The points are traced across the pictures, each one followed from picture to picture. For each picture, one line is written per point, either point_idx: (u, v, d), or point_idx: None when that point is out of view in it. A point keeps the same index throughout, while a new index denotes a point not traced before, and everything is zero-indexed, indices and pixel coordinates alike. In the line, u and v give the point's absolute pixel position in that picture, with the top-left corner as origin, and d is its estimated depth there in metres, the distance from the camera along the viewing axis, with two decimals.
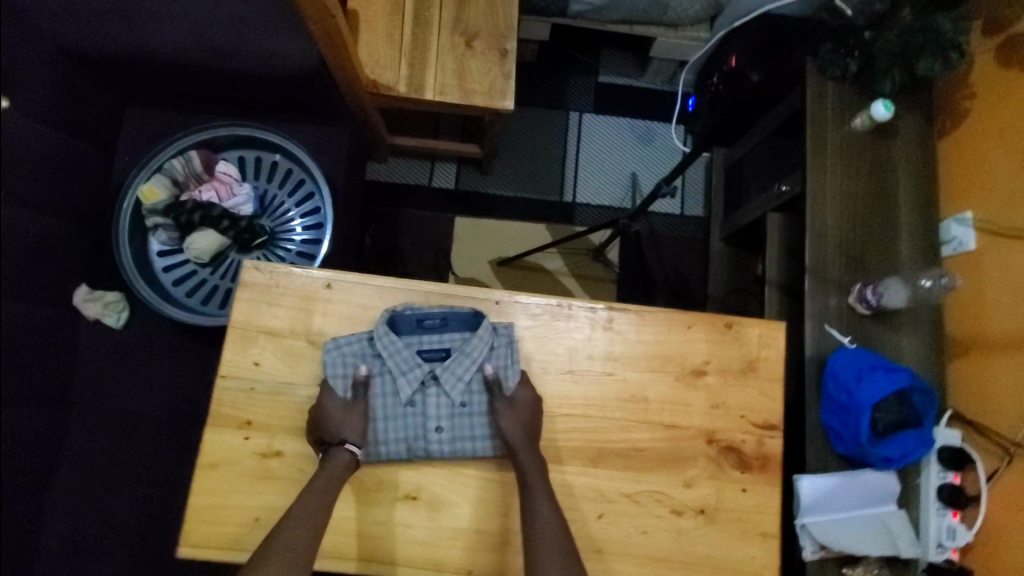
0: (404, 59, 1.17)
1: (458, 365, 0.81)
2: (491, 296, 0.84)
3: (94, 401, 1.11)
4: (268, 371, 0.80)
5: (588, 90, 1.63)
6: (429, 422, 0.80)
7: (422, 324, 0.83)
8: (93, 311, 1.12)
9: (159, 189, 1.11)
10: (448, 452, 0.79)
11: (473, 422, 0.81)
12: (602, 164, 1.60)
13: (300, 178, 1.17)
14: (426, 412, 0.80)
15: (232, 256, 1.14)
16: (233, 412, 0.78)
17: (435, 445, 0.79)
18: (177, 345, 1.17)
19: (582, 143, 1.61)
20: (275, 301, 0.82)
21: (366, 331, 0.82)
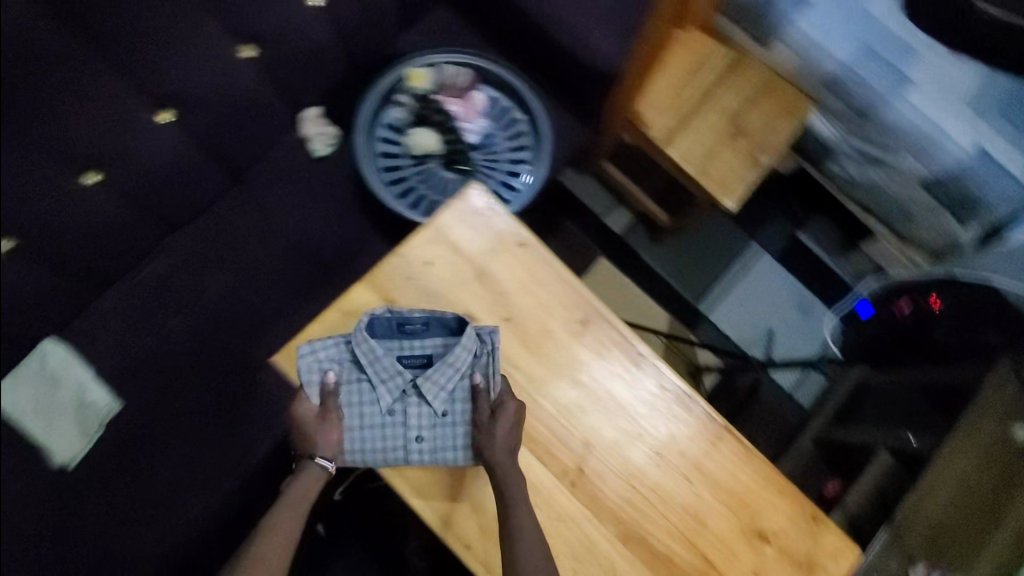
0: (673, 113, 1.24)
1: (438, 377, 0.81)
2: (635, 346, 0.83)
3: (257, 195, 1.22)
4: (430, 274, 0.83)
5: (784, 237, 1.64)
6: (408, 432, 0.83)
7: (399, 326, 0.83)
8: (310, 132, 1.23)
9: (425, 79, 1.21)
10: (427, 461, 0.83)
11: (446, 432, 0.83)
12: (750, 303, 1.61)
13: (526, 146, 1.26)
14: (405, 423, 0.83)
15: (434, 165, 1.24)
16: (385, 285, 0.83)
17: (414, 454, 0.82)
18: (338, 193, 1.23)
19: (747, 274, 1.62)
20: (472, 223, 0.85)
21: (343, 336, 0.83)
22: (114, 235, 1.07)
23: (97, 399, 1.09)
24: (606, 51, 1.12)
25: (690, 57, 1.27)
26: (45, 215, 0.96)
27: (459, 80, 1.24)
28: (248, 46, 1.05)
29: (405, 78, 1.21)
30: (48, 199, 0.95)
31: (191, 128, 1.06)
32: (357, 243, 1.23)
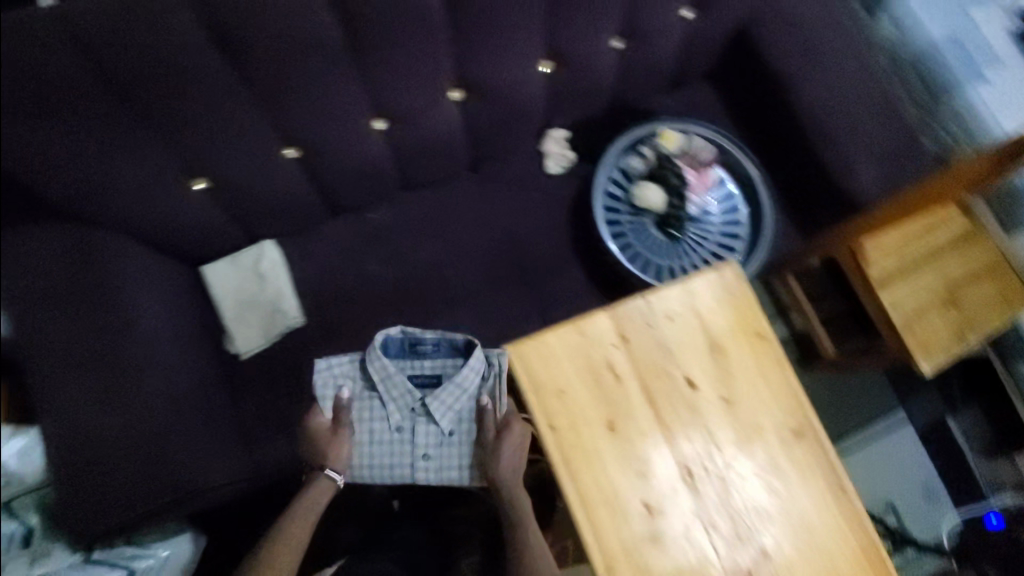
0: (896, 257, 1.24)
1: (449, 398, 1.17)
2: (843, 482, 0.83)
3: (485, 187, 1.32)
4: (672, 329, 0.85)
5: (933, 416, 1.57)
6: (415, 449, 1.17)
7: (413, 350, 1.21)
8: (552, 148, 1.31)
9: (676, 142, 1.26)
10: (437, 476, 1.18)
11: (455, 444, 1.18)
12: (865, 466, 1.58)
13: (739, 237, 1.28)
14: (417, 434, 1.18)
15: (647, 221, 1.27)
16: (626, 322, 0.85)
17: (422, 470, 1.16)
18: (553, 216, 1.31)
19: (873, 436, 1.60)
20: (726, 300, 0.87)
21: (354, 358, 1.19)
22: (369, 174, 1.19)
23: (290, 312, 1.20)
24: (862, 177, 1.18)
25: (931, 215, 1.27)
26: (338, 139, 1.08)
27: (703, 153, 1.27)
28: (549, 63, 1.16)
29: (659, 135, 1.26)
30: (348, 127, 1.07)
31: (472, 111, 1.17)
32: (556, 265, 1.30)
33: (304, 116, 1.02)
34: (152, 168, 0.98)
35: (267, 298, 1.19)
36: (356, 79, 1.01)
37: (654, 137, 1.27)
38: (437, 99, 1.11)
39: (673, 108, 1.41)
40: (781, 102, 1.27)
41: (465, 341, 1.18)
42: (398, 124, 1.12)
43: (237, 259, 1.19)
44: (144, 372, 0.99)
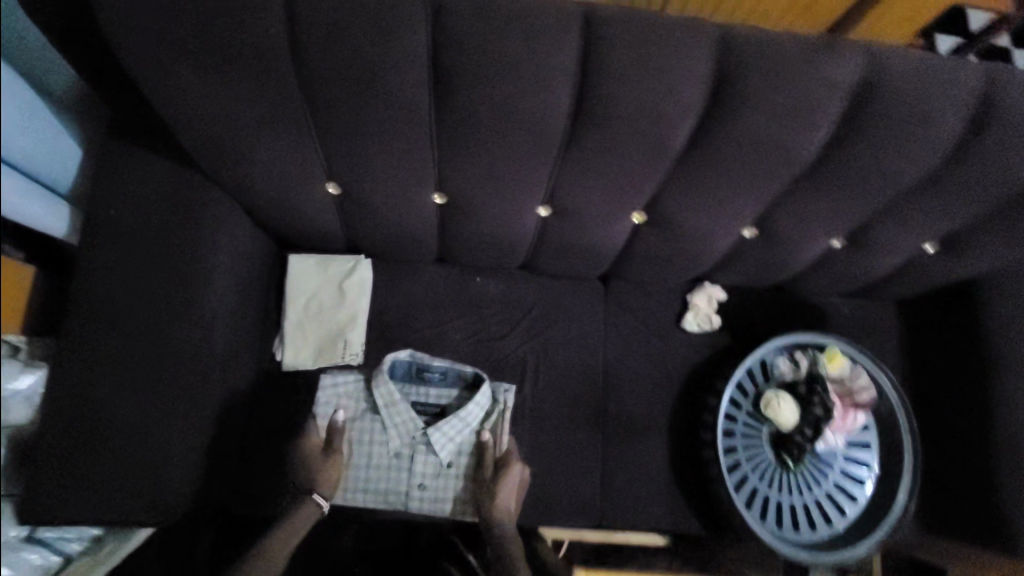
0: None
1: (451, 428, 1.02)
2: None
3: (608, 306, 1.15)
4: None
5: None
6: (411, 479, 1.03)
7: (419, 374, 1.06)
8: (701, 307, 1.12)
9: (839, 368, 1.07)
10: (430, 507, 1.03)
11: (452, 478, 1.04)
12: None
13: (856, 503, 1.07)
14: (414, 465, 1.03)
15: (763, 432, 1.08)
16: None
17: (417, 499, 1.02)
18: (667, 375, 1.12)
19: None
20: None
21: (354, 377, 1.04)
22: (501, 246, 1.04)
23: (354, 347, 1.06)
24: None
25: None
26: (492, 206, 0.93)
27: (859, 395, 1.07)
28: (753, 230, 0.98)
29: (824, 351, 1.09)
30: (510, 201, 0.92)
31: (641, 238, 1.01)
32: (638, 422, 1.10)
33: (471, 175, 0.87)
34: (295, 157, 0.85)
35: (337, 319, 1.07)
36: (545, 167, 0.85)
37: (817, 351, 1.09)
38: (614, 214, 0.94)
39: (845, 316, 1.20)
40: (982, 381, 1.05)
41: (475, 374, 1.05)
42: (559, 218, 0.96)
43: (327, 265, 1.07)
44: (184, 355, 0.87)
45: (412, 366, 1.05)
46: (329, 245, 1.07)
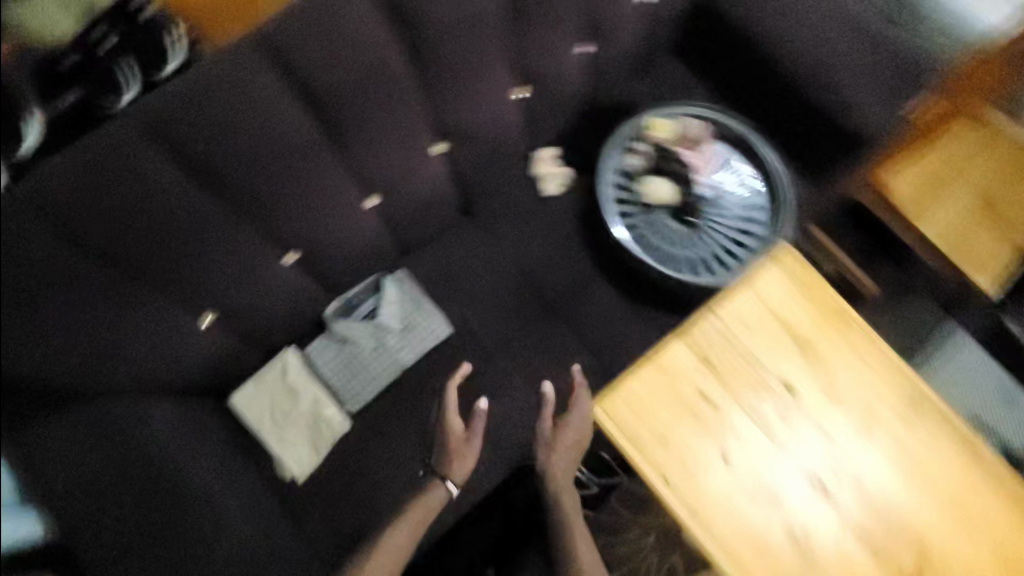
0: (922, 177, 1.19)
1: (387, 306, 1.16)
2: None
3: (486, 226, 1.24)
4: None
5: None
6: (392, 351, 1.16)
7: (349, 305, 1.17)
8: (542, 171, 1.24)
9: (666, 127, 1.20)
10: (418, 355, 1.17)
11: (417, 335, 1.17)
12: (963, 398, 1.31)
13: (759, 203, 1.21)
14: (387, 346, 1.15)
15: (662, 214, 1.19)
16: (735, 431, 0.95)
17: (405, 358, 1.16)
18: (565, 234, 1.24)
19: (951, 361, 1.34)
20: None
21: (322, 336, 1.16)
22: (369, 253, 1.11)
23: (333, 414, 1.12)
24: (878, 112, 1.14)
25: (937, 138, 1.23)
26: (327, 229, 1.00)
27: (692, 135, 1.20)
28: (524, 88, 1.08)
29: (649, 125, 1.20)
30: (338, 213, 0.99)
31: (459, 159, 1.10)
32: (578, 285, 1.22)
33: (290, 216, 0.94)
34: (152, 316, 0.89)
35: (303, 409, 1.11)
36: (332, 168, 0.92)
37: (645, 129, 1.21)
38: (415, 157, 1.03)
39: (650, 92, 1.33)
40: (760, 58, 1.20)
41: (377, 276, 1.18)
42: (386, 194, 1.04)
43: (262, 377, 1.11)
44: (193, 509, 0.90)
45: (341, 304, 1.16)
46: (250, 366, 1.11)
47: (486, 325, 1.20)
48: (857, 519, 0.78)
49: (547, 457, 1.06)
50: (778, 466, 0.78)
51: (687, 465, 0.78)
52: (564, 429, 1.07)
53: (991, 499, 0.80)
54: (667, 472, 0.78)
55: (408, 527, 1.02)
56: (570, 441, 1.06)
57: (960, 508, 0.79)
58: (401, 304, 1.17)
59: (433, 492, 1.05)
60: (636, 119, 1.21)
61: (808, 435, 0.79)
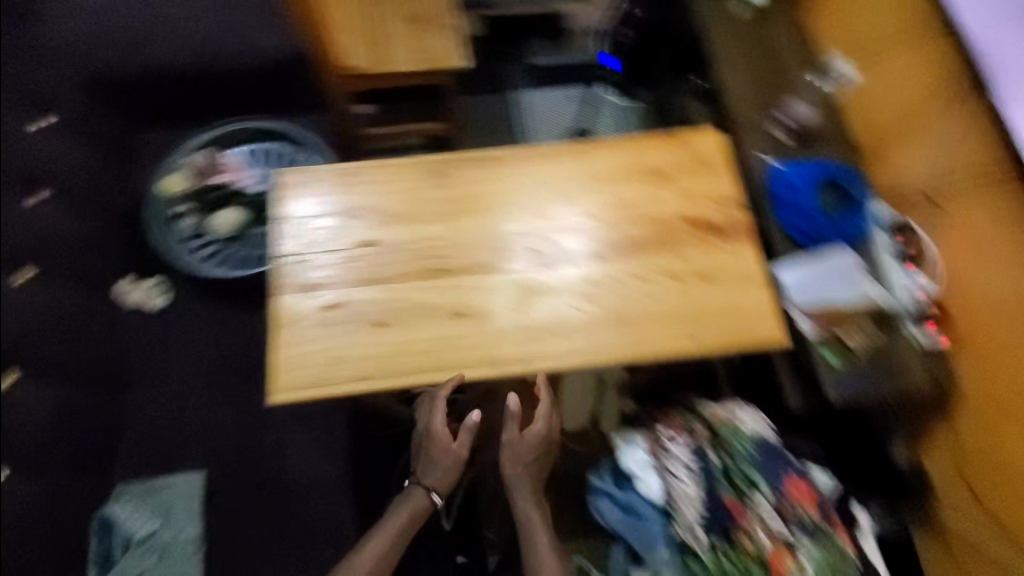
0: (365, 41, 1.32)
1: (135, 518, 1.11)
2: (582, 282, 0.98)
3: (161, 369, 1.26)
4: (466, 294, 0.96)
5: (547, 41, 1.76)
6: (179, 539, 1.11)
7: (105, 557, 1.07)
8: (139, 296, 1.27)
9: (177, 181, 1.27)
10: (203, 516, 1.15)
11: (184, 505, 1.14)
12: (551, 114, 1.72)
13: (294, 157, 1.35)
14: (170, 540, 1.11)
15: (247, 231, 1.29)
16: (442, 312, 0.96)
17: (195, 530, 1.13)
18: (211, 313, 1.29)
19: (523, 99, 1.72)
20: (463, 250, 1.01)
21: None
22: (68, 499, 1.04)
23: None
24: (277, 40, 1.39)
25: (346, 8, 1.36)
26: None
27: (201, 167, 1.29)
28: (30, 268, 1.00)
29: (165, 192, 1.27)
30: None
31: (46, 362, 1.01)
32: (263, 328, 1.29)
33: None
34: None
35: None
36: None
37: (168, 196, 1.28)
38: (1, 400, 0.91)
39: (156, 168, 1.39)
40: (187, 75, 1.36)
41: (100, 515, 1.10)
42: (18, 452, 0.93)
43: None
44: None
45: (96, 564, 1.06)
46: None
47: (234, 424, 1.22)
48: (487, 263, 0.93)
49: (515, 471, 0.99)
50: (410, 290, 0.90)
51: (356, 353, 0.86)
52: (533, 444, 0.99)
53: (549, 169, 0.99)
54: (351, 369, 0.85)
55: (389, 535, 0.99)
56: (528, 461, 1.00)
57: (536, 194, 0.97)
58: (138, 505, 1.12)
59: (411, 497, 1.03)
60: (154, 197, 1.27)
61: (408, 253, 0.92)
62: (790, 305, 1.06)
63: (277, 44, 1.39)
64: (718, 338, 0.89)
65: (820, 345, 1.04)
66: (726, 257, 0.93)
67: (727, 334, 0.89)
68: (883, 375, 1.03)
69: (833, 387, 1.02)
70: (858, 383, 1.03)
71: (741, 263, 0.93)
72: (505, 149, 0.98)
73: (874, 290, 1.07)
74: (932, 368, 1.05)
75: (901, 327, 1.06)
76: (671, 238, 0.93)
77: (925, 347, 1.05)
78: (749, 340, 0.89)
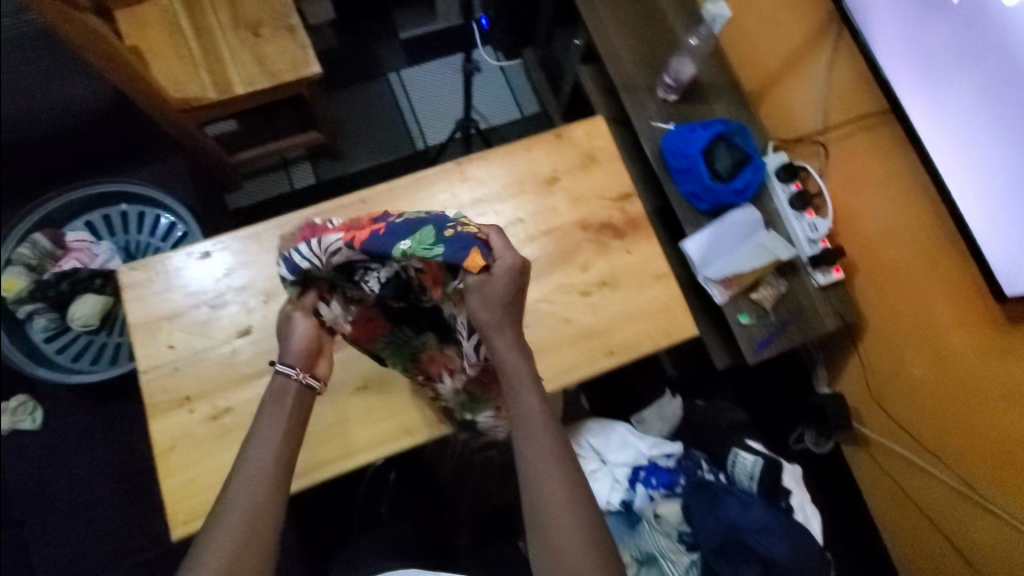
0: (201, 67, 1.21)
1: None
2: None
3: (51, 487, 1.09)
4: (377, 371, 0.81)
5: (415, 18, 1.76)
6: None
7: None
8: (5, 422, 1.08)
9: (18, 278, 1.08)
10: None
11: None
12: (430, 87, 1.72)
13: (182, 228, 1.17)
14: None
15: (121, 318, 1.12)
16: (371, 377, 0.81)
17: None
18: (99, 414, 1.12)
19: (403, 81, 1.72)
20: None
21: None
22: None
23: None
24: (85, 89, 1.18)
25: (171, 50, 1.22)
26: None
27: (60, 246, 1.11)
28: None
29: (7, 296, 1.08)
30: None
31: None
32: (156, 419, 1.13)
33: None
34: None
35: None
36: None
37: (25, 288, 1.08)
38: None
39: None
40: None
41: None
42: None
43: None
44: None
45: None
46: None
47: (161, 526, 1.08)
48: None
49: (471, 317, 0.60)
50: None
51: None
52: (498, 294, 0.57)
53: (432, 198, 0.89)
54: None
55: (270, 447, 0.63)
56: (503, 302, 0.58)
57: None
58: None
59: (291, 393, 0.68)
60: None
61: None
62: (697, 274, 1.07)
63: (86, 96, 1.18)
64: (635, 345, 0.84)
65: (734, 310, 1.05)
66: (630, 254, 0.88)
67: (647, 334, 0.85)
68: (794, 323, 1.06)
69: (752, 346, 1.04)
70: (776, 338, 1.05)
71: (659, 251, 0.89)
72: (365, 189, 0.88)
73: (773, 242, 1.07)
74: (835, 303, 1.08)
75: (804, 273, 1.08)
76: (574, 249, 0.88)
77: (820, 285, 1.07)
78: (670, 339, 0.85)
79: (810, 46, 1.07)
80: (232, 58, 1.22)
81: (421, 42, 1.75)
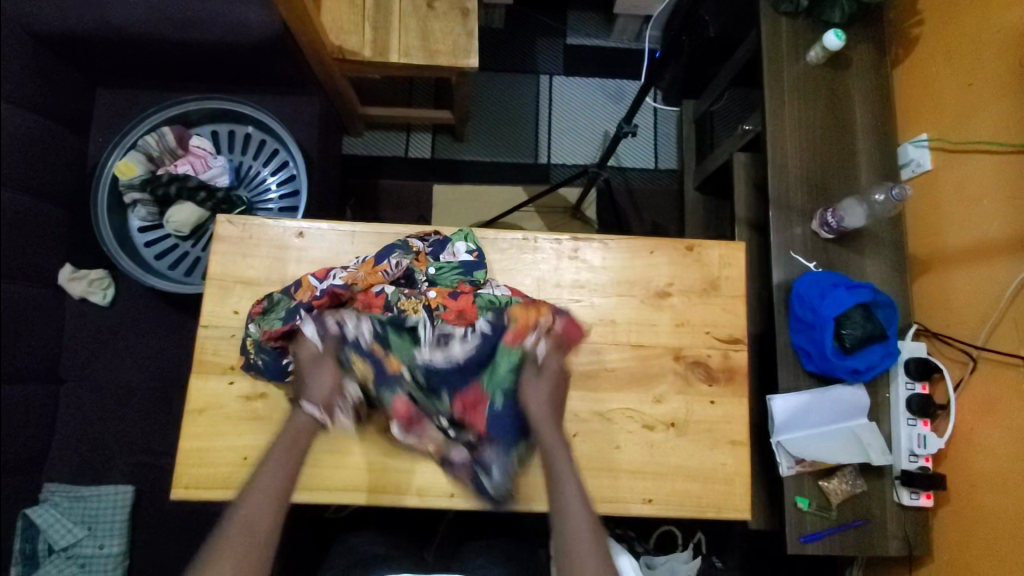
0: (367, 22, 1.17)
1: (54, 530, 1.05)
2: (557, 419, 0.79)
3: (96, 362, 1.15)
4: None
5: (588, 27, 1.66)
6: (98, 544, 1.06)
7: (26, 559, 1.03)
8: (80, 290, 1.14)
9: (136, 164, 1.10)
10: (119, 540, 1.07)
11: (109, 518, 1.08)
12: (575, 101, 1.63)
13: (290, 170, 1.16)
14: (88, 551, 1.05)
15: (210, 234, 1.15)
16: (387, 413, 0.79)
17: (112, 546, 1.07)
18: (158, 313, 1.17)
19: (552, 86, 1.63)
20: None
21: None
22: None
23: None
24: None
25: None
26: None
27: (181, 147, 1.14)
28: None
29: (120, 176, 1.10)
30: None
31: None
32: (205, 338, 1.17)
33: None
34: None
35: None
36: None
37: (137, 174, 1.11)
38: None
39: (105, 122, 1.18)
40: None
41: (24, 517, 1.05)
42: None
43: None
44: None
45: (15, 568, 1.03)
46: None
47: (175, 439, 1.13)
48: None
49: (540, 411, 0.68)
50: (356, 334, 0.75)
51: (271, 456, 0.77)
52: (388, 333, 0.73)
53: (535, 265, 0.83)
54: (259, 473, 0.76)
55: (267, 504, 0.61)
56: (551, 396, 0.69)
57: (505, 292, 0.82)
58: (59, 516, 1.06)
59: (303, 427, 0.68)
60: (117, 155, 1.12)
61: None
62: (772, 435, 0.97)
63: None
64: (676, 503, 0.77)
65: (794, 490, 0.95)
66: (713, 404, 0.80)
67: (694, 496, 0.78)
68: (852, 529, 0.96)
69: (798, 535, 0.94)
70: (829, 538, 0.94)
71: (746, 414, 0.80)
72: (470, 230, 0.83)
73: (869, 438, 0.95)
74: (906, 525, 0.96)
75: (888, 481, 0.97)
76: (656, 375, 0.80)
77: (902, 503, 0.96)
78: (716, 512, 0.78)
79: (1007, 249, 0.88)
80: (400, 23, 1.18)
81: (585, 52, 1.65)
